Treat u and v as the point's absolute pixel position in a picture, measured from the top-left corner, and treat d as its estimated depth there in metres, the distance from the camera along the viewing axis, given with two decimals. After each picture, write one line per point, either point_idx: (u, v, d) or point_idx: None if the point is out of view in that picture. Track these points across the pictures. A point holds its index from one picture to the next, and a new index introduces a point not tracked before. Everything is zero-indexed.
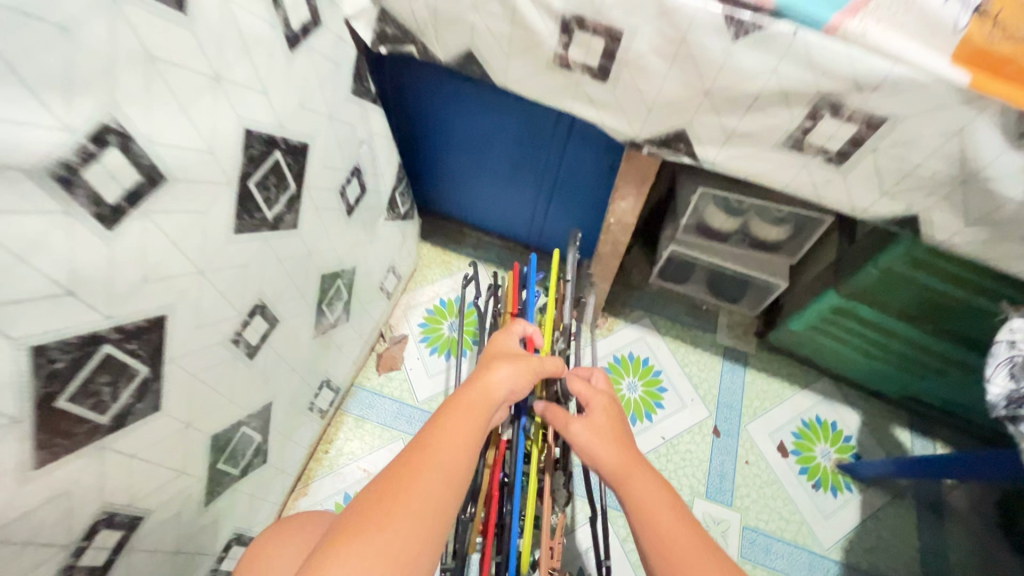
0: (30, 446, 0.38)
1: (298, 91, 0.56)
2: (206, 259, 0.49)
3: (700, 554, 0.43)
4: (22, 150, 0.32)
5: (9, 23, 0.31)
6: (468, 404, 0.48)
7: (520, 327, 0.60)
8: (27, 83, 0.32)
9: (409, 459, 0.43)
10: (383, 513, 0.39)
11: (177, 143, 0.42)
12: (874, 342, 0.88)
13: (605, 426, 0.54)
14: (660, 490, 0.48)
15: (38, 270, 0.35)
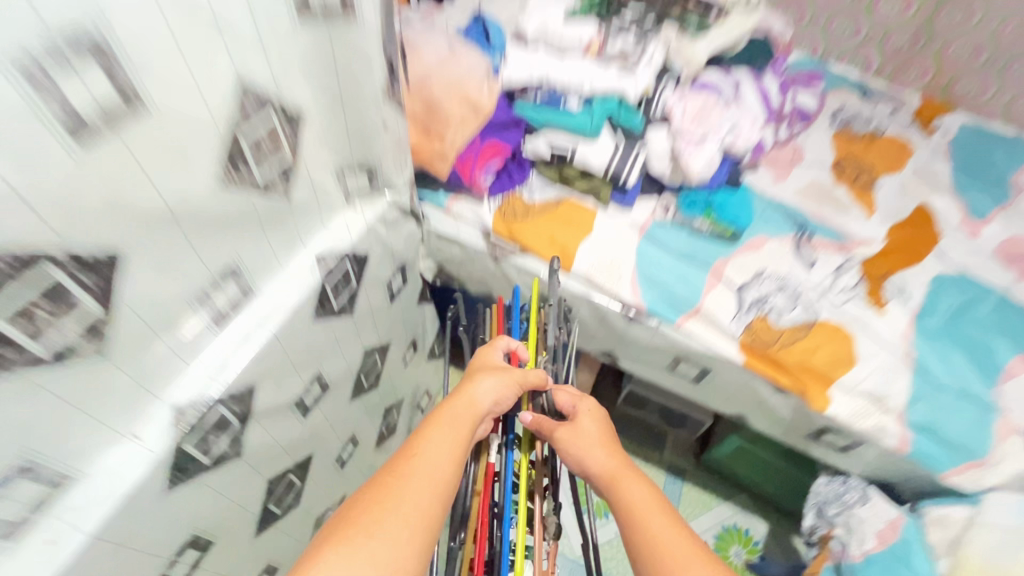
0: (163, 477, 0.55)
1: (363, 218, 0.75)
2: (287, 340, 0.66)
3: (690, 556, 0.51)
4: (184, 286, 0.53)
5: (194, 220, 0.51)
6: (452, 417, 0.58)
7: (504, 342, 0.68)
8: (193, 247, 0.52)
9: (397, 469, 0.53)
10: (379, 514, 0.49)
11: (267, 270, 0.63)
12: (774, 471, 1.15)
13: (593, 436, 0.62)
14: (646, 492, 0.57)
15: (177, 356, 0.56)
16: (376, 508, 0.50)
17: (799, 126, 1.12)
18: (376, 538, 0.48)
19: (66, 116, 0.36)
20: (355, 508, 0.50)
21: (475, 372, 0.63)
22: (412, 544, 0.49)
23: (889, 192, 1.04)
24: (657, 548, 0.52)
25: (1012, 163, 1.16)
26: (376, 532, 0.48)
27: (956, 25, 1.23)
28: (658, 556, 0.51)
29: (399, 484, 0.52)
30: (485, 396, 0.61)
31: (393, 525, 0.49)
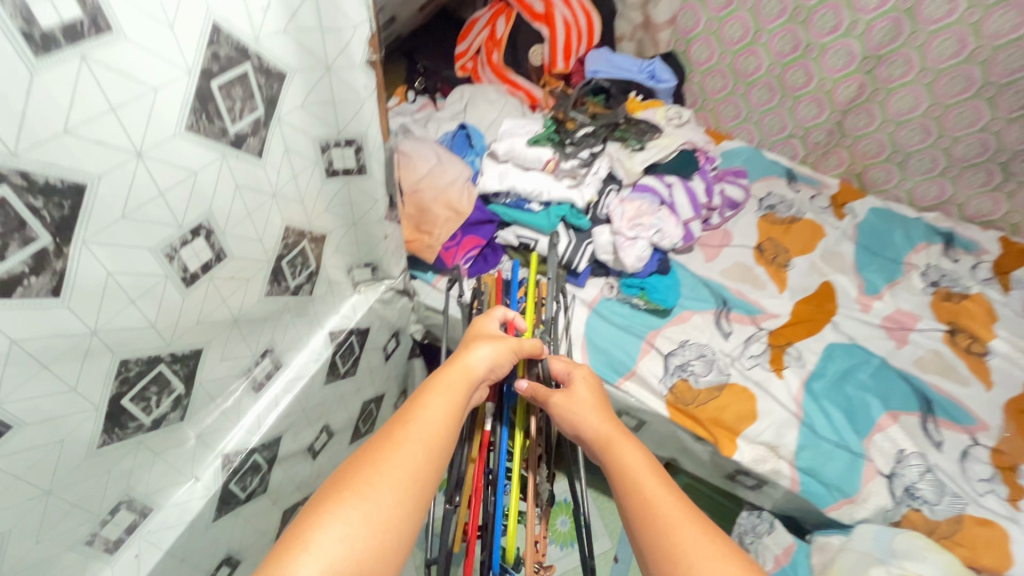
0: (214, 508, 0.73)
1: (366, 299, 0.95)
2: (305, 400, 0.86)
3: (671, 504, 0.60)
4: (234, 365, 0.73)
5: (248, 318, 0.71)
6: (449, 382, 0.67)
7: (502, 313, 0.80)
8: (244, 337, 0.72)
9: (399, 427, 0.62)
10: (376, 472, 0.57)
11: (290, 347, 0.83)
12: (717, 505, 1.31)
13: (585, 402, 0.73)
14: (633, 451, 0.67)
15: (225, 416, 0.74)
16: (375, 466, 0.58)
17: (730, 212, 1.34)
18: (373, 493, 0.56)
19: (184, 273, 0.57)
20: (357, 465, 0.58)
21: (473, 342, 0.73)
22: (404, 498, 0.57)
23: (798, 271, 1.26)
24: (645, 502, 0.61)
25: (908, 243, 1.39)
26: (373, 489, 0.56)
27: (861, 128, 1.48)
28: (642, 504, 0.61)
29: (395, 444, 0.60)
30: (480, 361, 0.70)
31: (387, 480, 0.57)
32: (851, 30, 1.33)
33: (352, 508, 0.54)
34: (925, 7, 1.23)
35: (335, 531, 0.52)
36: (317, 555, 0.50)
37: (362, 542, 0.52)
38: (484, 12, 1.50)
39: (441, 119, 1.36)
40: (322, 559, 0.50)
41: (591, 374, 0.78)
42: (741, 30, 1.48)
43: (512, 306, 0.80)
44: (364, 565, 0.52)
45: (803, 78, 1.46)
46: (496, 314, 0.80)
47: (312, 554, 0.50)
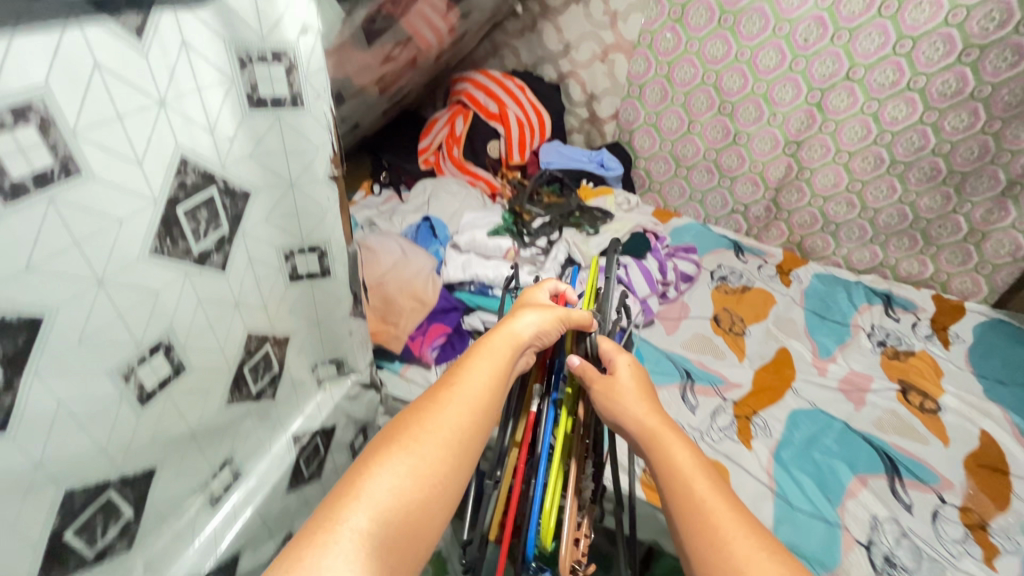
0: None
1: (331, 398, 0.94)
2: (266, 510, 0.82)
3: (719, 505, 0.61)
4: (190, 482, 0.69)
5: (206, 429, 0.69)
6: (492, 349, 0.72)
7: (551, 285, 0.87)
8: (202, 449, 0.69)
9: (445, 390, 0.66)
10: (422, 429, 0.61)
11: (252, 454, 0.80)
12: None
13: (629, 393, 0.77)
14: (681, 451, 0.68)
15: (179, 540, 0.70)
16: (422, 423, 0.61)
17: (685, 284, 1.42)
18: (420, 450, 0.59)
19: (140, 391, 0.56)
20: (405, 425, 0.61)
21: (522, 313, 0.78)
22: (448, 455, 0.60)
23: (754, 338, 1.32)
24: (697, 503, 0.62)
25: (852, 305, 1.48)
26: (418, 444, 0.59)
27: (795, 203, 1.61)
28: (688, 500, 0.63)
29: (439, 405, 0.64)
30: (524, 328, 0.76)
31: (433, 435, 0.61)
32: (772, 120, 1.49)
33: (401, 462, 0.57)
34: (831, 100, 1.40)
35: (382, 484, 0.55)
36: (368, 502, 0.53)
37: (406, 492, 0.55)
38: (445, 112, 1.63)
39: (404, 211, 1.42)
40: (372, 505, 0.53)
41: (633, 362, 0.83)
42: (677, 121, 1.62)
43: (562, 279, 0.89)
44: (409, 514, 0.55)
45: (737, 161, 1.60)
46: (545, 286, 0.88)
47: (365, 499, 0.53)
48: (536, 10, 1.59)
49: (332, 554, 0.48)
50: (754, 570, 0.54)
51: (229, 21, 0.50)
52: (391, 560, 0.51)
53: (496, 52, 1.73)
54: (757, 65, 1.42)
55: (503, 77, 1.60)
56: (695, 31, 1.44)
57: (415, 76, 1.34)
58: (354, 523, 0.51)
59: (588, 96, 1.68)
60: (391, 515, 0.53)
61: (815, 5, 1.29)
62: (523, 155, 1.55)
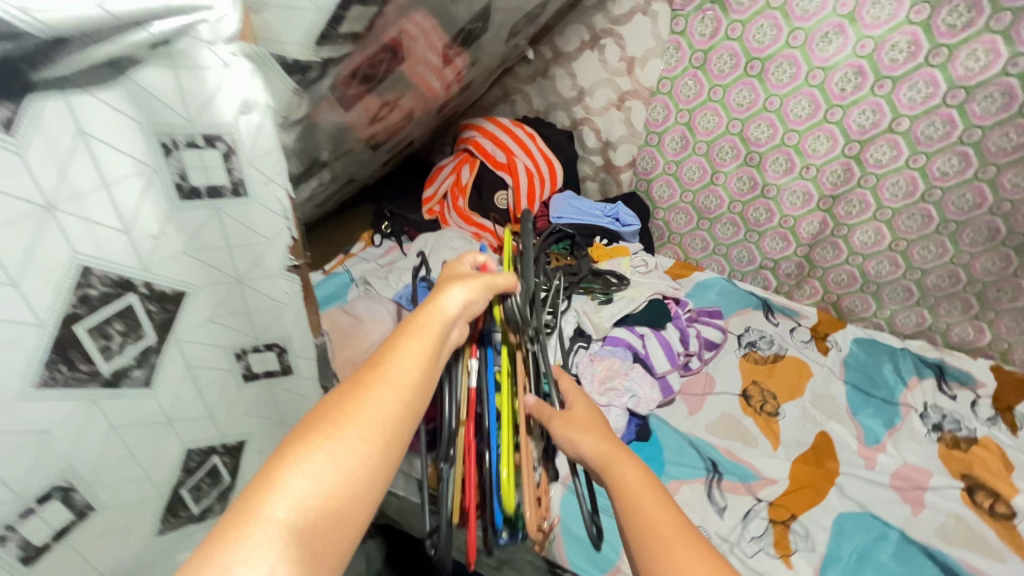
0: None
1: None
2: None
3: (670, 523, 0.54)
4: None
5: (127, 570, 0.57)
6: (420, 325, 0.61)
7: (473, 257, 0.79)
8: None
9: (366, 370, 0.56)
10: (350, 407, 0.52)
11: None
12: None
13: (581, 419, 0.71)
14: (639, 476, 0.60)
15: None
16: (350, 402, 0.52)
17: (710, 353, 1.28)
18: (349, 434, 0.50)
19: (24, 551, 0.45)
20: (328, 408, 0.52)
21: (447, 284, 0.67)
22: (379, 437, 0.52)
23: (790, 420, 1.16)
24: (647, 525, 0.54)
25: (899, 379, 1.32)
26: (341, 430, 0.50)
27: (830, 260, 1.47)
28: (640, 524, 0.55)
29: (371, 381, 0.55)
30: (459, 295, 0.66)
31: (362, 416, 0.52)
32: (804, 172, 1.36)
33: (328, 450, 0.49)
34: (871, 153, 1.27)
35: (303, 477, 0.46)
36: (287, 496, 0.45)
37: (330, 479, 0.47)
38: (451, 160, 1.55)
39: (403, 267, 1.32)
40: (296, 494, 0.45)
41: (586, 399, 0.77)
42: (698, 172, 1.50)
43: (482, 250, 0.80)
44: (333, 507, 0.46)
45: (765, 215, 1.47)
46: (467, 259, 0.78)
47: (283, 492, 0.45)
48: (548, 56, 1.51)
49: (251, 556, 0.41)
50: None
51: (144, 103, 0.41)
52: (316, 562, 0.43)
53: (507, 97, 1.66)
54: (788, 114, 1.31)
55: (512, 125, 1.52)
56: (718, 78, 1.34)
57: (416, 126, 1.26)
58: (275, 518, 0.43)
59: (603, 143, 1.58)
60: (318, 507, 0.46)
61: (852, 53, 1.17)
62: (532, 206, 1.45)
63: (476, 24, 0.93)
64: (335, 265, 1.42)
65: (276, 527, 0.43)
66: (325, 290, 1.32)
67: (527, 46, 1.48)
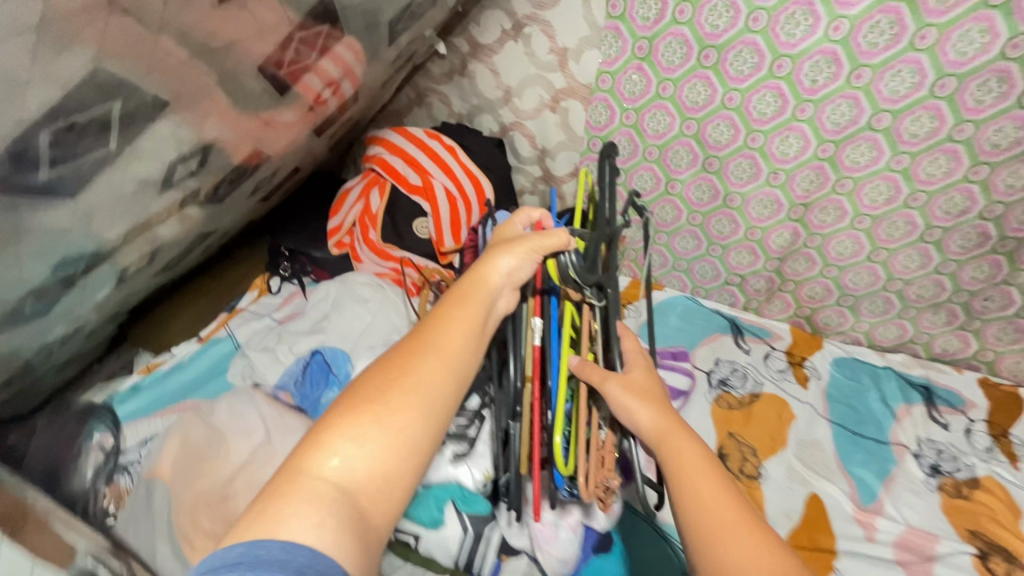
0: None
1: None
2: None
3: (712, 481, 0.59)
4: None
5: None
6: (461, 300, 0.68)
7: (528, 215, 0.80)
8: None
9: (417, 340, 0.65)
10: (399, 381, 0.60)
11: None
12: None
13: (638, 385, 0.71)
14: (694, 450, 0.62)
15: None
16: (397, 378, 0.60)
17: (676, 403, 1.09)
18: (397, 405, 0.58)
19: None
20: (381, 377, 0.60)
21: (510, 244, 0.74)
22: (420, 405, 0.59)
23: (774, 485, 0.99)
24: (698, 494, 0.59)
25: (887, 408, 1.16)
26: (388, 396, 0.58)
27: (802, 273, 1.29)
28: (683, 482, 0.60)
29: (414, 358, 0.62)
30: (497, 271, 0.72)
31: (406, 390, 0.59)
32: (771, 179, 1.16)
33: (373, 417, 0.56)
34: (847, 154, 1.07)
35: (349, 445, 0.54)
36: (331, 458, 0.53)
37: (373, 446, 0.55)
38: (358, 182, 1.27)
39: (296, 330, 1.05)
40: (342, 457, 0.53)
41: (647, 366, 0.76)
42: (651, 180, 1.28)
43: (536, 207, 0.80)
44: (375, 469, 0.54)
45: (729, 227, 1.27)
46: (520, 217, 0.81)
47: (330, 453, 0.53)
48: (464, 49, 1.25)
49: (303, 500, 0.49)
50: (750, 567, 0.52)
51: None
52: (361, 512, 0.51)
53: (422, 100, 1.39)
54: (750, 112, 1.09)
55: (426, 135, 1.23)
56: (667, 70, 1.10)
57: (293, 152, 0.98)
58: (324, 478, 0.52)
59: (539, 151, 1.34)
60: (361, 471, 0.53)
61: (824, 37, 0.96)
62: (458, 241, 1.22)
63: (330, 25, 0.67)
64: (216, 328, 1.14)
65: (324, 484, 0.51)
66: (203, 365, 1.05)
67: (436, 38, 1.22)
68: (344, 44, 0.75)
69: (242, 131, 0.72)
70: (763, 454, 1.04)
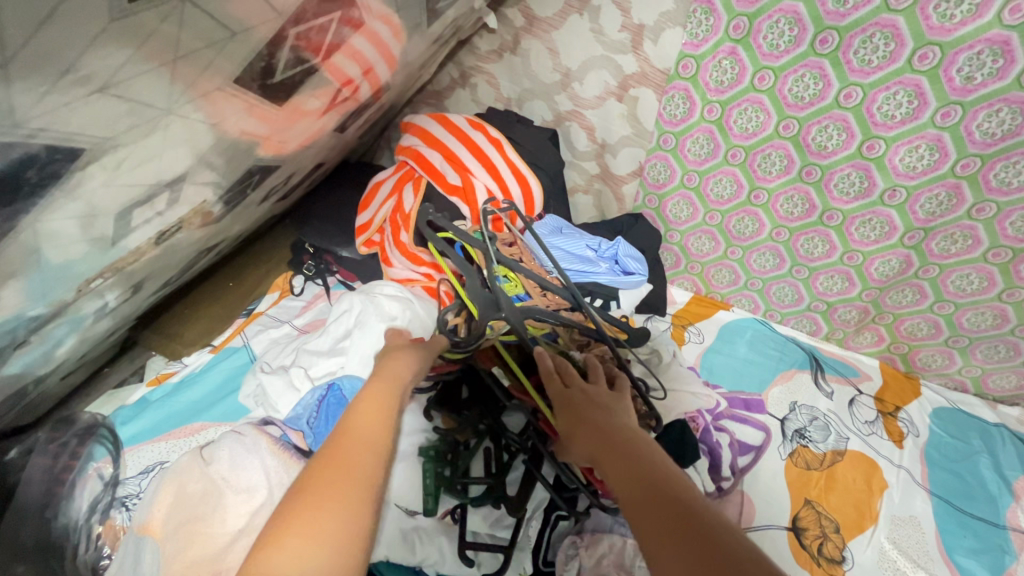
0: None
1: None
2: None
3: (642, 466, 0.53)
4: None
5: None
6: (378, 394, 0.54)
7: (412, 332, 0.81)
8: None
9: (345, 433, 0.49)
10: (362, 447, 0.47)
11: None
12: None
13: (574, 412, 0.67)
14: (620, 449, 0.57)
15: None
16: (362, 444, 0.47)
17: (745, 459, 0.95)
18: (366, 484, 0.45)
19: None
20: (336, 444, 0.47)
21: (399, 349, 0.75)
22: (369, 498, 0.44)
23: (862, 574, 0.85)
24: (637, 479, 0.52)
25: (1002, 479, 0.97)
26: (334, 504, 0.42)
27: (906, 306, 1.06)
28: (626, 476, 0.53)
29: (349, 438, 0.48)
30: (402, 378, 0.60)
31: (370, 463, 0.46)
32: (887, 197, 0.93)
33: (345, 494, 0.43)
34: (996, 172, 0.83)
35: (317, 527, 0.40)
36: (291, 549, 0.39)
37: (340, 539, 0.40)
38: (390, 175, 1.11)
39: (315, 350, 0.93)
40: (306, 553, 0.39)
41: (566, 375, 0.72)
42: (731, 187, 1.07)
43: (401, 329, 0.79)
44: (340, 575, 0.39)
45: (822, 248, 1.05)
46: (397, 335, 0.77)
47: (292, 547, 0.39)
48: (518, 22, 1.08)
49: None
50: (708, 526, 0.45)
51: None
52: None
53: (466, 80, 1.23)
54: (872, 114, 0.86)
55: (469, 126, 1.06)
56: (768, 57, 0.89)
57: (312, 155, 0.84)
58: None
59: (597, 146, 1.15)
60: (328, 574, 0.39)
61: (993, 20, 0.72)
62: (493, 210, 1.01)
63: (344, 10, 0.48)
64: (231, 335, 1.04)
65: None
66: (215, 380, 0.96)
67: (488, 9, 1.06)
68: (370, 31, 0.59)
69: (246, 153, 0.58)
70: (849, 530, 0.89)
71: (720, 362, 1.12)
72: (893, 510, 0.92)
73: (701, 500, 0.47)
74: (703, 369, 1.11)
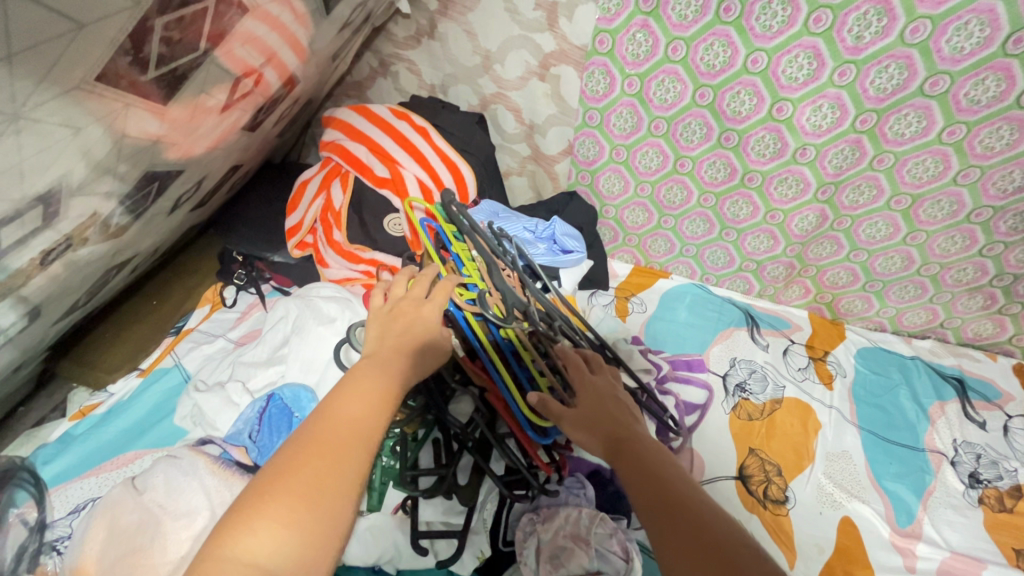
0: None
1: None
2: None
3: (670, 469, 0.57)
4: None
5: None
6: (364, 375, 0.56)
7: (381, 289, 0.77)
8: None
9: (326, 411, 0.50)
10: (349, 432, 0.49)
11: None
12: None
13: (594, 404, 0.69)
14: (648, 450, 0.60)
15: None
16: (348, 431, 0.49)
17: (692, 417, 1.01)
18: (348, 457, 0.47)
19: None
20: (314, 431, 0.48)
21: (378, 326, 0.68)
22: (344, 470, 0.46)
23: (804, 510, 0.92)
24: (662, 479, 0.55)
25: (919, 407, 1.06)
26: (309, 475, 0.45)
27: (826, 258, 1.13)
28: (650, 474, 0.56)
29: (329, 418, 0.50)
30: (380, 360, 0.60)
31: (360, 441, 0.49)
32: (799, 156, 0.99)
33: (335, 470, 0.46)
34: (891, 125, 0.89)
35: (297, 508, 0.43)
36: (263, 524, 0.42)
37: (316, 518, 0.43)
38: (316, 172, 1.07)
39: (253, 362, 0.89)
40: (282, 534, 0.42)
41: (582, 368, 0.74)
42: (657, 158, 1.10)
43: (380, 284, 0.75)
44: (310, 556, 0.42)
45: (746, 209, 1.10)
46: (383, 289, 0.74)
47: (265, 530, 0.41)
48: (432, 6, 1.06)
49: None
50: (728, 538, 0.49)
51: None
52: None
53: (386, 70, 1.20)
54: (778, 77, 0.90)
55: (392, 115, 1.03)
56: (678, 28, 0.91)
57: (223, 158, 0.80)
58: (251, 564, 0.40)
59: (526, 127, 1.15)
60: (299, 553, 0.42)
61: None
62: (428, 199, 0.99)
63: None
64: (160, 356, 0.98)
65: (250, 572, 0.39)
66: (146, 406, 0.91)
67: None
68: (262, 18, 0.55)
69: (138, 158, 0.54)
70: (790, 472, 0.95)
71: (663, 329, 1.16)
72: (827, 449, 0.99)
73: (723, 517, 0.51)
74: (648, 337, 1.14)
